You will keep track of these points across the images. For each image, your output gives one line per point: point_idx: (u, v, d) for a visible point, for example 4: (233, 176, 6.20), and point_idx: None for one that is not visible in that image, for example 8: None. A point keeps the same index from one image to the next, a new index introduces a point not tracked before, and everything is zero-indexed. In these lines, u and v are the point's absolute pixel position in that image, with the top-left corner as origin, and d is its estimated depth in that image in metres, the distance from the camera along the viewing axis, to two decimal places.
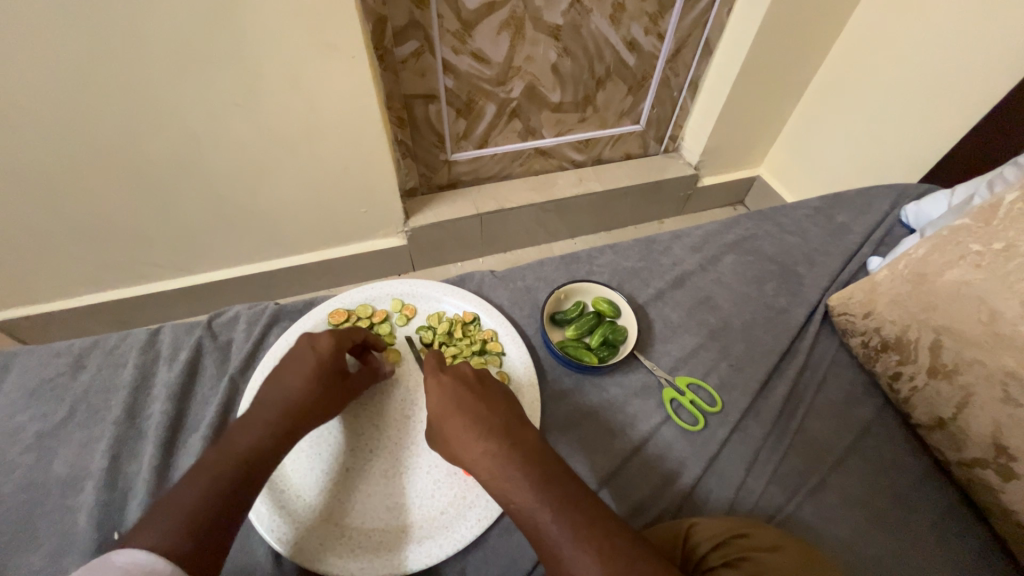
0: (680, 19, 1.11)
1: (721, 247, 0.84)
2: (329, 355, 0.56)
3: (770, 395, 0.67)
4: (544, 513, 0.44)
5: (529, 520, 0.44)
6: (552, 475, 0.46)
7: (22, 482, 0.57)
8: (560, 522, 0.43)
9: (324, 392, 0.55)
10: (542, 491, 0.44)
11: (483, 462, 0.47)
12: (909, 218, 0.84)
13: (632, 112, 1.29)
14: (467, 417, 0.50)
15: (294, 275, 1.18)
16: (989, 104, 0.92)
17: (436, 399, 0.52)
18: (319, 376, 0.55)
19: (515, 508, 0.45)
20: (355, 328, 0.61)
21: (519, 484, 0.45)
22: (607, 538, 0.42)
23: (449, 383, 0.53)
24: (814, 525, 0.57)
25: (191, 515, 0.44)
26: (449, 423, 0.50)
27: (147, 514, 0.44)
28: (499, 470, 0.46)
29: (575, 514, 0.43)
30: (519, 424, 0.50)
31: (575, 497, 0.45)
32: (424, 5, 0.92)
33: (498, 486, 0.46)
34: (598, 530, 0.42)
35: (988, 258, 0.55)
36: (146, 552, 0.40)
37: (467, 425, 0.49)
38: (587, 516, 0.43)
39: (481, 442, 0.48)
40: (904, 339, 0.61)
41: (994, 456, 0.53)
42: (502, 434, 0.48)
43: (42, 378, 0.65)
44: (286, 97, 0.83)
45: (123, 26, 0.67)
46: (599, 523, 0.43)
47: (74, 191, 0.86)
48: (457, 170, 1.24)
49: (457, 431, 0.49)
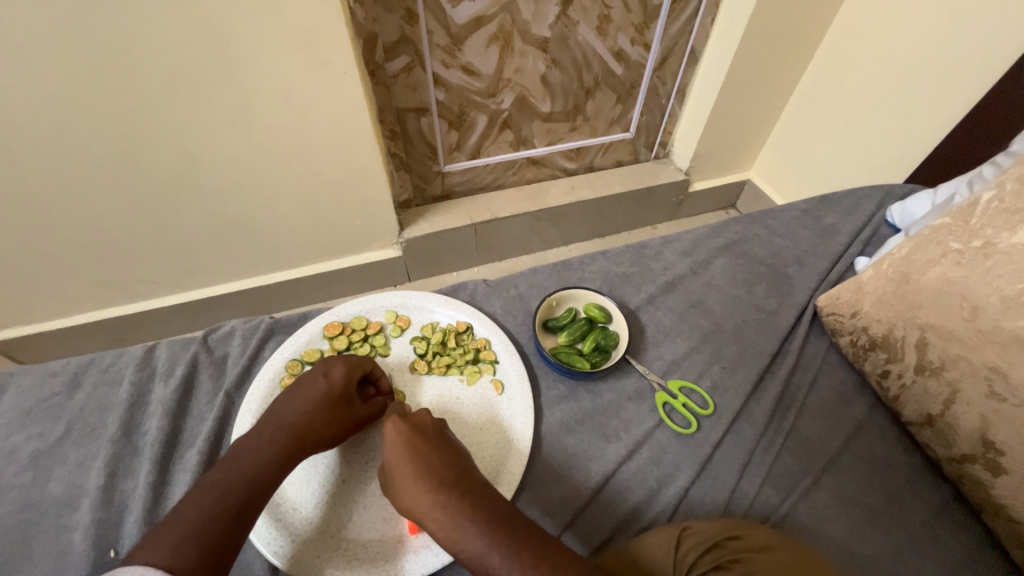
0: (665, 29, 1.13)
1: (711, 250, 0.85)
2: (340, 383, 0.58)
3: (762, 396, 0.68)
4: (492, 557, 0.44)
5: (479, 565, 0.44)
6: (503, 519, 0.46)
7: (18, 501, 0.57)
8: (507, 563, 0.43)
9: (329, 420, 0.56)
10: (490, 536, 0.45)
11: (432, 513, 0.47)
12: (895, 218, 0.85)
13: (622, 120, 1.31)
14: (419, 465, 0.49)
15: (291, 288, 1.19)
16: (969, 103, 0.94)
17: (391, 447, 0.51)
18: (326, 402, 0.56)
19: (464, 556, 0.45)
20: (366, 357, 0.63)
21: (468, 532, 0.45)
22: (555, 569, 0.43)
23: (407, 431, 0.51)
24: (809, 524, 0.57)
25: (198, 533, 0.45)
26: (400, 474, 0.49)
27: (154, 529, 0.46)
28: (448, 521, 0.46)
29: (523, 554, 0.44)
30: (468, 472, 0.50)
31: (525, 534, 0.46)
32: (414, 21, 0.94)
33: (447, 537, 0.46)
34: (547, 569, 0.43)
35: (967, 256, 0.56)
36: (154, 566, 0.42)
37: (418, 476, 0.49)
38: (536, 553, 0.44)
39: (431, 494, 0.47)
40: (890, 337, 0.62)
41: (983, 451, 0.54)
42: (451, 485, 0.48)
43: (39, 397, 0.65)
44: (280, 114, 0.84)
45: (120, 49, 0.69)
46: (547, 558, 0.44)
47: (72, 211, 0.87)
48: (450, 181, 1.25)
49: (408, 482, 0.49)
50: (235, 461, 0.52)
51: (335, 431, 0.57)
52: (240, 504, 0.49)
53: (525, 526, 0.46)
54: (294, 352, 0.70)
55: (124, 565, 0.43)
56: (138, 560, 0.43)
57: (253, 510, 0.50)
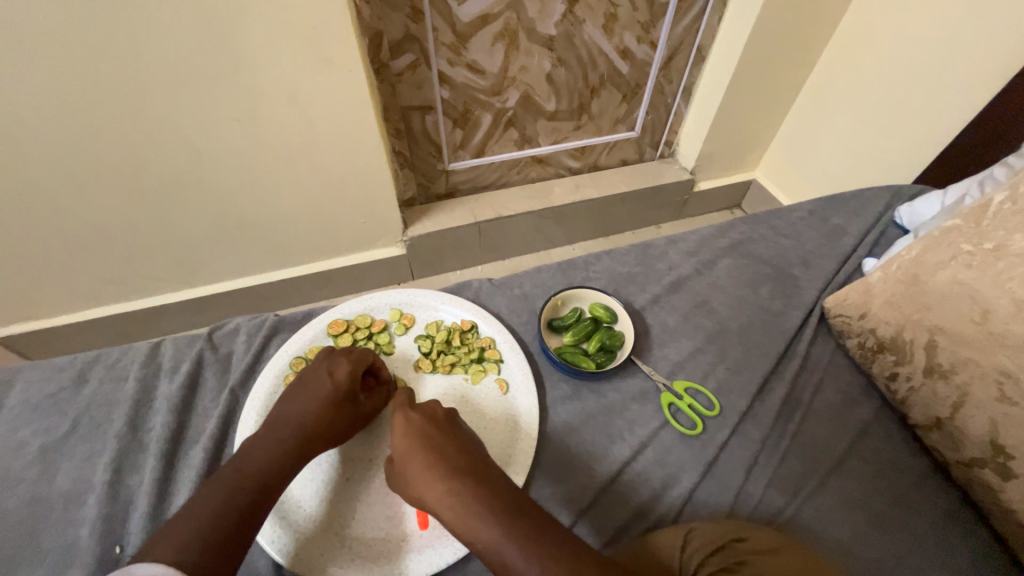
0: (672, 27, 1.12)
1: (717, 251, 0.84)
2: (346, 382, 0.58)
3: (768, 397, 0.67)
4: (509, 548, 0.43)
5: (496, 556, 0.44)
6: (518, 510, 0.46)
7: (24, 496, 0.58)
8: (525, 554, 0.43)
9: (334, 419, 0.56)
10: (506, 525, 0.44)
11: (446, 501, 0.47)
12: (903, 219, 0.84)
13: (627, 119, 1.30)
14: (431, 453, 0.49)
15: (295, 285, 1.18)
16: (979, 104, 0.93)
17: (402, 436, 0.51)
18: (333, 402, 0.56)
19: (480, 547, 0.44)
20: (366, 350, 0.63)
21: (484, 521, 0.45)
22: (571, 565, 0.42)
23: (416, 420, 0.52)
24: (815, 527, 0.57)
25: (207, 531, 0.45)
26: (411, 462, 0.50)
27: (163, 527, 0.46)
28: (462, 509, 0.46)
29: (541, 545, 0.43)
30: (480, 462, 0.50)
31: (540, 526, 0.45)
32: (420, 19, 0.94)
33: (462, 526, 0.45)
34: (565, 562, 0.42)
35: (978, 258, 0.55)
36: (164, 563, 0.42)
37: (430, 463, 0.49)
38: (553, 546, 0.43)
39: (444, 481, 0.47)
40: (899, 339, 0.61)
41: (993, 455, 0.53)
42: (465, 473, 0.48)
43: (45, 393, 0.66)
44: (285, 111, 0.84)
45: (126, 45, 0.69)
46: (566, 553, 0.43)
47: (77, 207, 0.87)
48: (455, 180, 1.25)
49: (420, 472, 0.49)
50: (242, 460, 0.52)
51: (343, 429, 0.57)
52: (246, 502, 0.49)
53: (541, 519, 0.46)
54: (298, 350, 0.70)
55: (134, 562, 0.42)
56: (146, 558, 0.43)
57: (260, 509, 0.49)
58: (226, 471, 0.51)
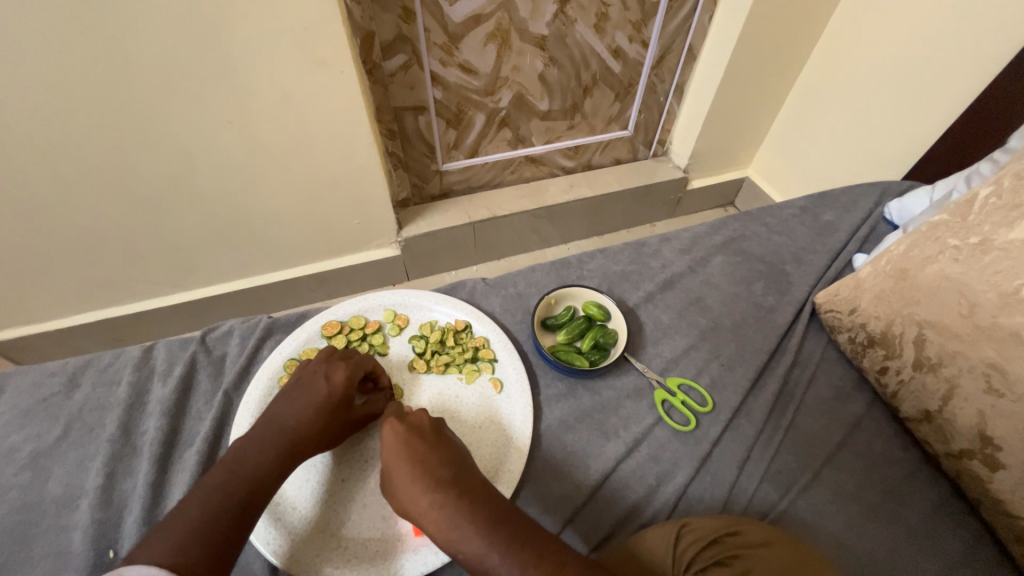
0: (663, 26, 1.13)
1: (710, 248, 0.85)
2: (341, 389, 0.58)
3: (760, 392, 0.68)
4: (491, 557, 0.44)
5: (478, 565, 0.44)
6: (502, 518, 0.46)
7: (17, 502, 0.57)
8: (508, 562, 0.43)
9: (329, 425, 0.56)
10: (489, 535, 0.45)
11: (429, 513, 0.47)
12: (893, 214, 0.85)
13: (620, 118, 1.31)
14: (415, 465, 0.49)
15: (291, 287, 1.18)
16: (967, 100, 0.94)
17: (387, 448, 0.51)
18: (327, 409, 0.56)
19: (463, 557, 0.45)
20: (368, 357, 0.63)
21: (466, 533, 0.45)
22: (557, 567, 0.43)
23: (403, 431, 0.51)
24: (808, 520, 0.58)
25: (200, 534, 0.45)
26: (396, 473, 0.49)
27: (154, 530, 0.46)
28: (446, 522, 0.46)
29: (522, 553, 0.44)
30: (463, 471, 0.50)
31: (523, 533, 0.45)
32: (411, 20, 0.93)
33: (444, 537, 0.46)
34: (547, 566, 0.43)
35: (965, 252, 0.56)
36: (158, 566, 0.42)
37: (414, 476, 0.48)
38: (536, 551, 0.44)
39: (428, 494, 0.47)
40: (889, 333, 0.62)
41: (981, 447, 0.54)
42: (449, 484, 0.48)
43: (37, 397, 0.65)
44: (278, 113, 0.84)
45: (114, 48, 0.69)
46: (549, 556, 0.44)
47: (68, 211, 0.87)
48: (449, 181, 1.25)
49: (405, 482, 0.49)
50: (234, 462, 0.51)
51: (332, 435, 0.57)
52: (239, 503, 0.49)
53: (525, 525, 0.46)
54: (292, 352, 0.70)
55: (126, 565, 0.42)
56: (140, 559, 0.43)
57: (253, 509, 0.50)
58: (220, 474, 0.50)
